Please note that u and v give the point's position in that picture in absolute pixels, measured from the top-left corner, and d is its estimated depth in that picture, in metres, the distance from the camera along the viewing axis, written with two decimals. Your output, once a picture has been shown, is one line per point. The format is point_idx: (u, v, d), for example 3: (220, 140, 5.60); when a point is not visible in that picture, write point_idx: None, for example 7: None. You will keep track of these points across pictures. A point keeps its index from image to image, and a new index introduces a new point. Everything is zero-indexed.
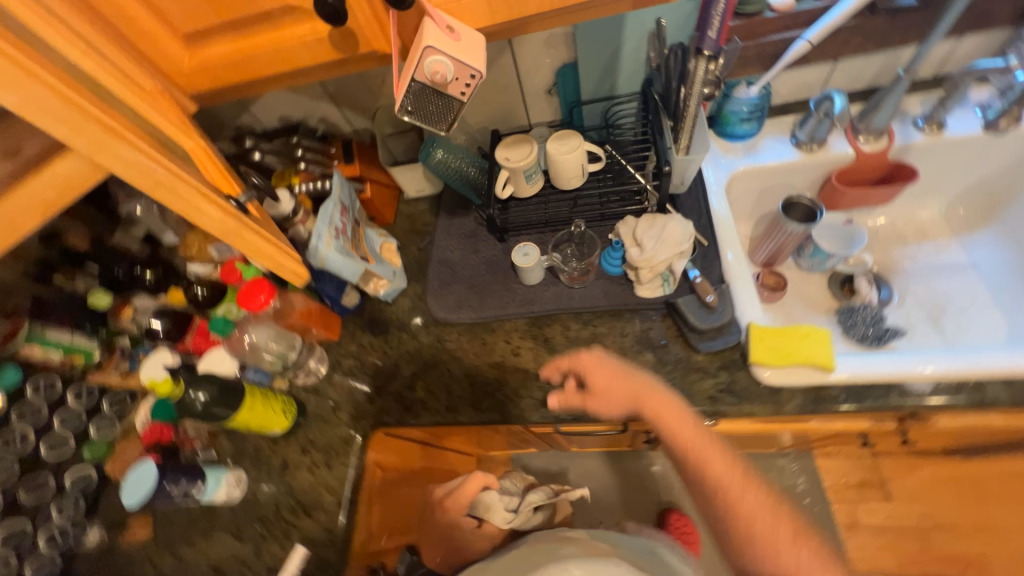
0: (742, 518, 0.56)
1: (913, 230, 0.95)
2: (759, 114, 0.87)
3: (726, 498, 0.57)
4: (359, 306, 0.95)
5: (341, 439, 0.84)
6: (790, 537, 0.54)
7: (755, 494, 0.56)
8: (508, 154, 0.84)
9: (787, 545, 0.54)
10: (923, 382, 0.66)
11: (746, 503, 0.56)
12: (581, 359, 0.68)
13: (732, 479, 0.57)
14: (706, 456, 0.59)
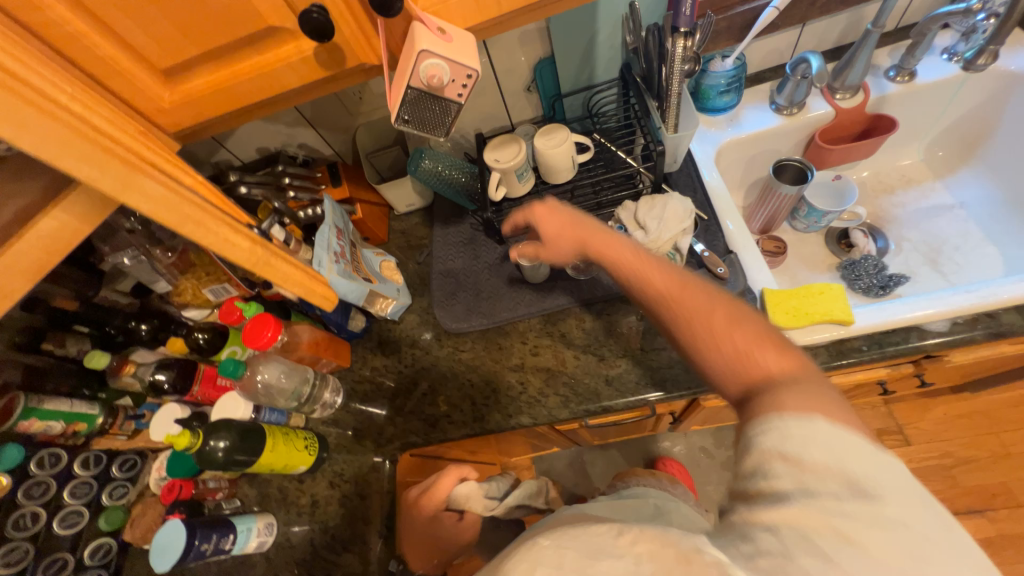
0: (714, 342, 0.44)
1: (898, 178, 0.97)
2: (736, 85, 0.89)
3: (689, 319, 0.46)
4: (366, 328, 0.93)
5: (370, 467, 0.82)
6: (751, 340, 0.43)
7: (740, 330, 0.44)
8: (496, 156, 0.83)
9: (771, 360, 0.41)
10: (940, 321, 0.66)
11: (717, 322, 0.45)
12: (536, 207, 0.64)
13: (694, 296, 0.47)
14: (671, 281, 0.49)
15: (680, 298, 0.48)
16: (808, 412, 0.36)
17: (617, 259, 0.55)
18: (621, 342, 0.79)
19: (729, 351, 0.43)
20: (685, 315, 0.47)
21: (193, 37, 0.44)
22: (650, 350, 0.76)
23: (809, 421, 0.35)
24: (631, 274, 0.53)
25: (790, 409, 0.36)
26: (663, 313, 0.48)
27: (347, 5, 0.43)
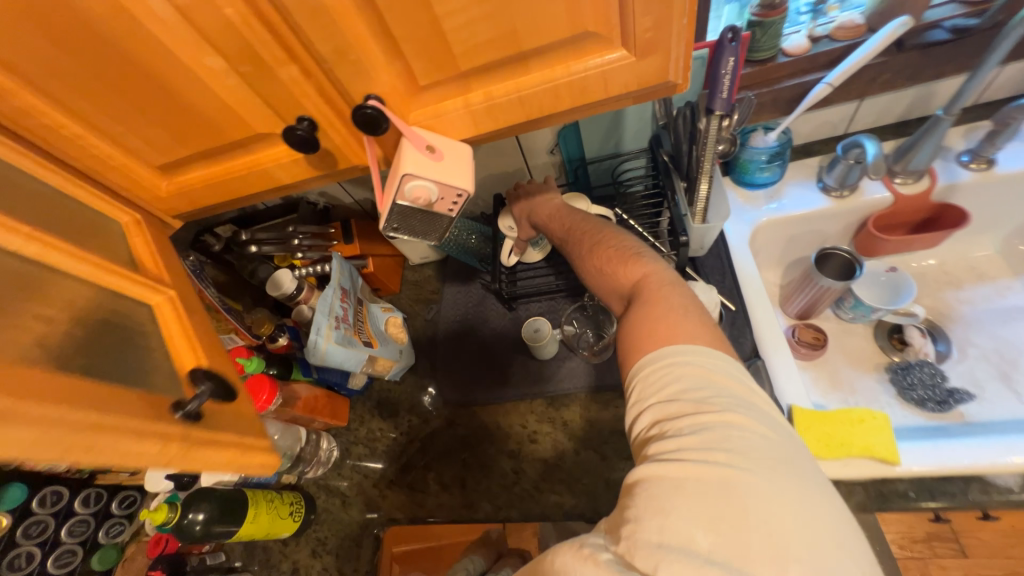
0: (600, 271, 0.64)
1: (966, 270, 0.85)
2: (780, 160, 0.80)
3: (582, 256, 0.67)
4: (366, 386, 0.91)
5: (353, 539, 0.79)
6: (610, 258, 0.63)
7: (616, 256, 0.63)
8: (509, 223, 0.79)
9: (627, 272, 0.61)
10: (1011, 475, 0.56)
11: (599, 260, 0.64)
12: (512, 207, 0.79)
13: (584, 236, 0.68)
14: (573, 227, 0.70)
15: (578, 243, 0.68)
16: (651, 345, 0.51)
17: (547, 218, 0.74)
18: (627, 441, 0.72)
19: (603, 271, 0.64)
20: (584, 253, 0.67)
21: (184, 140, 0.43)
22: None
23: (654, 358, 0.50)
24: (551, 227, 0.73)
25: (638, 342, 0.53)
26: (569, 247, 0.70)
27: (336, 116, 0.40)
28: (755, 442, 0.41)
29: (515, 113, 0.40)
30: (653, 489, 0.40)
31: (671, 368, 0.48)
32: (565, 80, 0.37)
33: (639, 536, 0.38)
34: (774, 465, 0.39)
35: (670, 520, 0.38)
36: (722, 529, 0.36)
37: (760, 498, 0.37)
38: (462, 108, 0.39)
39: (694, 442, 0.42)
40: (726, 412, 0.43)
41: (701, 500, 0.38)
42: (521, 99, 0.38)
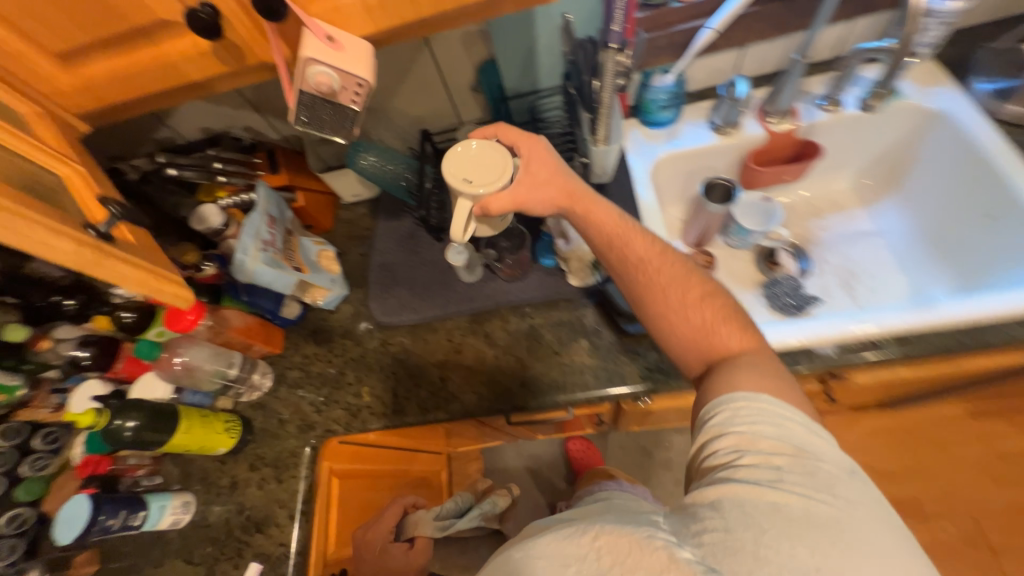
0: (687, 318, 0.62)
1: (827, 202, 1.01)
2: (676, 102, 0.92)
3: (670, 297, 0.63)
4: (301, 316, 0.95)
5: (290, 452, 0.83)
6: (718, 313, 0.61)
7: (712, 307, 0.62)
8: (469, 174, 0.63)
9: (733, 334, 0.60)
10: (828, 346, 0.71)
11: (698, 311, 0.61)
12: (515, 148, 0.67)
13: (670, 273, 0.64)
14: (659, 258, 0.65)
15: (658, 278, 0.64)
16: (753, 388, 0.53)
17: (614, 242, 0.66)
18: (541, 345, 0.81)
19: (698, 328, 0.61)
20: (665, 294, 0.63)
21: (84, 26, 0.44)
22: (565, 355, 0.79)
23: (754, 397, 0.52)
24: (631, 250, 0.65)
25: (737, 387, 0.54)
26: (651, 281, 0.64)
27: (238, 5, 0.43)
28: (840, 486, 0.47)
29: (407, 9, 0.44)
30: (748, 511, 0.46)
31: (771, 414, 0.51)
32: None
33: (730, 547, 0.44)
34: (856, 508, 0.45)
35: (765, 540, 0.44)
36: (816, 553, 0.43)
37: (852, 536, 0.44)
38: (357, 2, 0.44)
39: (795, 480, 0.47)
40: (815, 458, 0.49)
41: (796, 530, 0.44)
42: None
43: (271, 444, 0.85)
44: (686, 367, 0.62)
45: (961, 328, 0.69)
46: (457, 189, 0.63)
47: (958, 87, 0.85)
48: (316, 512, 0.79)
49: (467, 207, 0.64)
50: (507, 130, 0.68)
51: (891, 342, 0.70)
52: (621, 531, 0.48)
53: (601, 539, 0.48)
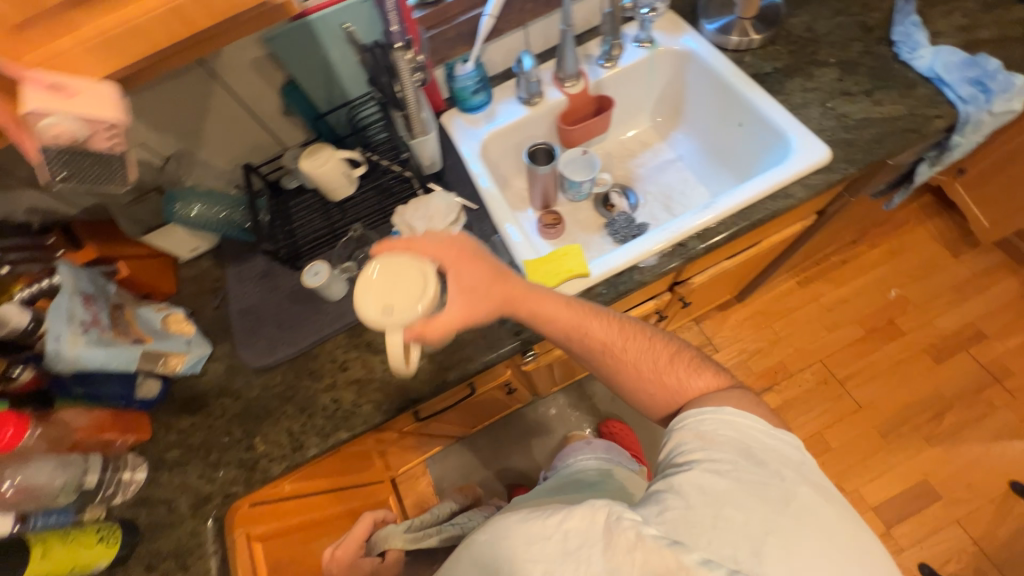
0: (658, 382, 0.72)
1: (637, 143, 1.18)
2: (483, 85, 1.01)
3: (641, 365, 0.72)
4: (164, 392, 0.86)
5: (190, 534, 0.76)
6: (688, 368, 0.72)
7: (680, 363, 0.73)
8: (391, 300, 0.60)
9: (698, 380, 0.71)
10: (650, 257, 0.83)
11: (671, 375, 0.71)
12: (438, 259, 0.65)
13: (637, 347, 0.72)
14: (621, 329, 0.73)
15: (622, 346, 0.72)
16: (712, 405, 0.67)
17: (580, 328, 0.71)
18: None
19: (660, 382, 0.72)
20: (632, 358, 0.72)
21: None
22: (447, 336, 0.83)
23: (715, 413, 0.65)
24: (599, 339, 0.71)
25: (702, 408, 0.67)
26: (622, 348, 0.72)
27: None
28: (786, 470, 0.61)
29: (139, 45, 0.44)
30: (705, 487, 0.59)
31: (729, 422, 0.64)
32: (167, 7, 0.43)
33: (687, 515, 0.57)
34: (797, 485, 0.59)
35: (722, 515, 0.56)
36: (766, 527, 0.55)
37: (795, 513, 0.57)
38: (76, 45, 0.42)
39: (750, 472, 0.60)
40: (764, 451, 0.62)
41: (745, 501, 0.57)
42: (134, 30, 0.43)
43: (165, 536, 0.76)
44: (660, 416, 0.73)
45: (736, 211, 0.84)
46: (380, 319, 0.60)
47: (694, 31, 1.04)
48: None
49: (399, 339, 0.59)
50: (421, 244, 0.65)
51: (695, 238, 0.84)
52: (587, 517, 0.59)
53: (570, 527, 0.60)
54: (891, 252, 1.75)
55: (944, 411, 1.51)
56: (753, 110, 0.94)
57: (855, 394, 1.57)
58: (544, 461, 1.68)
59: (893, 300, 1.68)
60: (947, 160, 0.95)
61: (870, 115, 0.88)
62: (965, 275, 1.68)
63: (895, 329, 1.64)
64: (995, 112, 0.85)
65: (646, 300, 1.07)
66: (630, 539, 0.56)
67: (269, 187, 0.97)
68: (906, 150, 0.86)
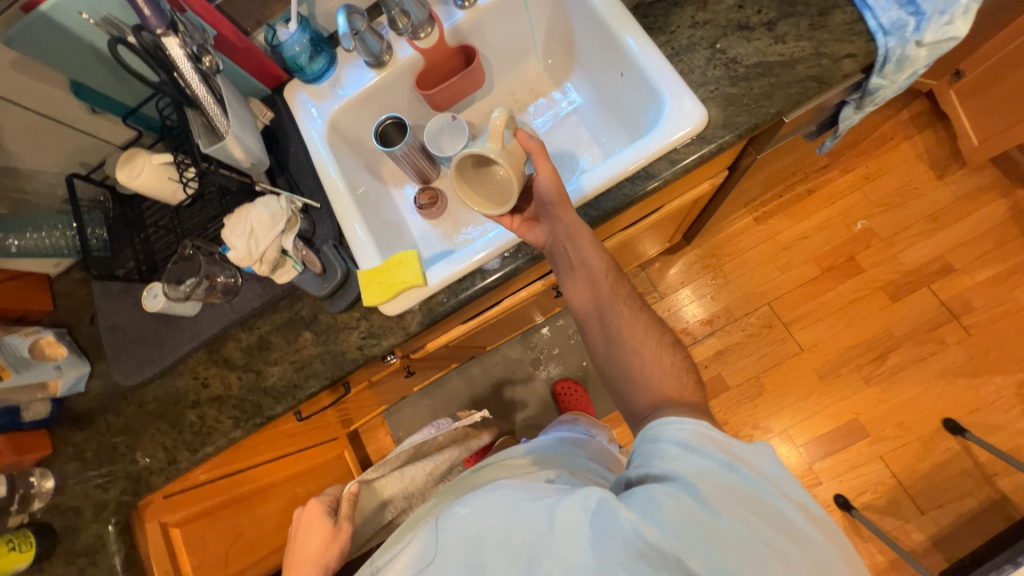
0: (652, 357, 0.66)
1: (527, 92, 1.00)
2: (318, 48, 0.86)
3: (644, 337, 0.67)
4: (56, 409, 0.91)
5: (95, 535, 0.86)
6: (669, 362, 0.65)
7: (665, 360, 0.66)
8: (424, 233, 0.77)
9: (691, 391, 0.63)
10: (493, 259, 0.76)
11: (658, 362, 0.65)
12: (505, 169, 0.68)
13: (641, 321, 0.69)
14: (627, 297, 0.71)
15: (638, 316, 0.69)
16: (689, 416, 0.57)
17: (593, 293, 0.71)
18: (273, 350, 0.83)
19: (635, 364, 0.66)
20: (642, 330, 0.68)
21: None
22: (294, 352, 0.82)
23: (693, 422, 0.56)
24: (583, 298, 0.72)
25: (680, 415, 0.57)
26: (608, 316, 0.70)
27: None
28: (771, 482, 0.52)
29: None
30: (692, 499, 0.49)
31: (708, 431, 0.55)
32: None
33: (672, 523, 0.47)
34: (786, 506, 0.50)
35: (718, 528, 0.47)
36: (765, 552, 0.47)
37: (794, 544, 0.48)
38: None
39: (745, 488, 0.51)
40: (748, 459, 0.54)
41: (738, 519, 0.48)
42: None
43: (77, 536, 0.86)
44: (634, 406, 0.65)
45: (587, 199, 0.74)
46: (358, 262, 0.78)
47: None
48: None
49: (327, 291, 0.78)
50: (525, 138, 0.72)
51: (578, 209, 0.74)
52: (578, 507, 0.52)
53: (564, 509, 0.53)
54: (866, 177, 1.56)
55: (889, 350, 1.46)
56: (630, 57, 0.76)
57: (799, 336, 1.52)
58: (492, 409, 1.77)
59: (858, 233, 1.54)
60: (873, 103, 0.76)
61: (764, 59, 0.70)
62: (946, 199, 1.49)
63: (854, 266, 1.52)
64: (927, 43, 0.66)
65: (533, 281, 1.00)
66: (622, 540, 0.48)
67: (110, 192, 0.90)
68: (805, 105, 0.70)
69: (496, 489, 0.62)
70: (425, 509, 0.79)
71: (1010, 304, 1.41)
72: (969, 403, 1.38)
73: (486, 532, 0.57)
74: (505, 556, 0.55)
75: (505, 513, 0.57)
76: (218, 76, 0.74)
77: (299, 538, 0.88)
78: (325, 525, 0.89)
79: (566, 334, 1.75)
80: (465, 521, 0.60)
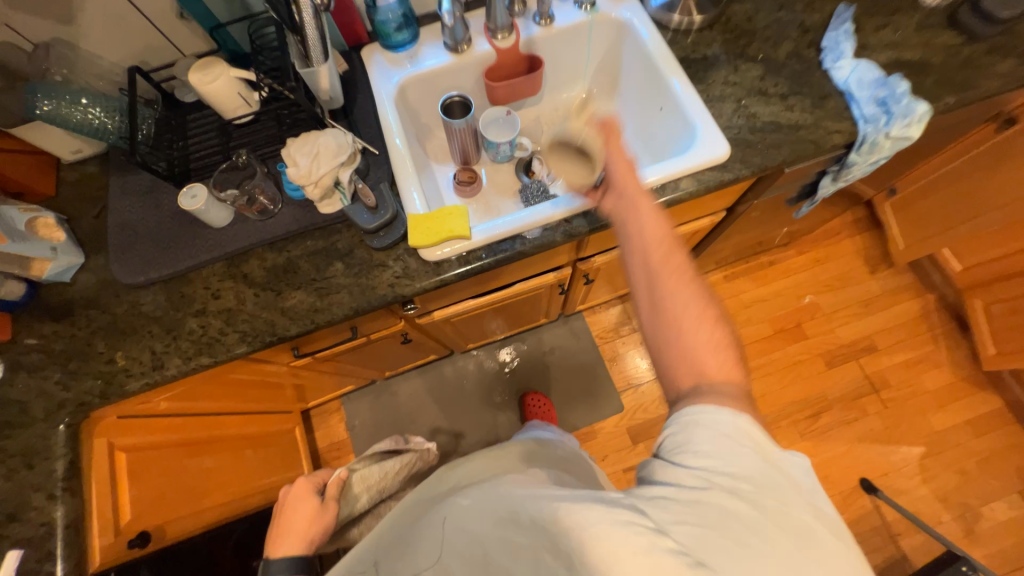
0: (697, 331, 0.60)
1: (570, 111, 1.15)
2: (407, 21, 0.95)
3: (695, 309, 0.61)
4: (30, 295, 0.84)
5: (39, 436, 0.78)
6: (716, 341, 0.59)
7: (709, 331, 0.60)
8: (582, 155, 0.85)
9: (731, 370, 0.59)
10: (534, 229, 0.84)
11: (707, 333, 0.60)
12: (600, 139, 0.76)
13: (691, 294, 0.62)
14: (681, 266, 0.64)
15: (683, 298, 0.62)
16: (718, 404, 0.55)
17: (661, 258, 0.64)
18: (300, 275, 0.84)
19: (675, 340, 0.61)
20: (693, 301, 0.61)
21: None
22: (322, 279, 0.83)
23: (721, 414, 0.53)
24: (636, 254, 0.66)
25: (708, 404, 0.55)
26: (658, 294, 0.63)
27: None
28: (800, 493, 0.49)
29: None
30: (710, 500, 0.47)
31: (729, 425, 0.52)
32: None
33: (689, 527, 0.45)
34: (813, 519, 0.46)
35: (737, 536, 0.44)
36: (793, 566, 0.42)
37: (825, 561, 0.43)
38: None
39: (768, 495, 0.47)
40: (773, 466, 0.50)
41: (753, 523, 0.45)
42: None
43: (15, 435, 0.77)
44: (672, 376, 0.61)
45: None
46: (407, 206, 0.84)
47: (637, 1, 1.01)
48: (90, 501, 0.78)
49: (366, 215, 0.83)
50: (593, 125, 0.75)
51: None
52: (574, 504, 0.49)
53: (569, 513, 0.49)
54: (816, 260, 1.83)
55: (822, 410, 1.65)
56: (672, 94, 0.93)
57: (749, 386, 1.69)
58: (456, 412, 1.75)
59: (805, 305, 1.78)
60: (846, 177, 0.97)
61: (778, 120, 0.88)
62: (875, 291, 1.78)
63: (800, 332, 1.74)
64: (892, 136, 0.85)
65: (546, 271, 1.08)
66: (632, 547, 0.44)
67: (162, 95, 0.91)
68: (803, 161, 0.88)
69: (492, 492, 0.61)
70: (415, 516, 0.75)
71: (918, 387, 1.67)
72: (881, 467, 1.58)
73: (487, 527, 0.56)
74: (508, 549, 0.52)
75: (501, 509, 0.56)
76: (323, 14, 0.79)
77: (285, 517, 0.83)
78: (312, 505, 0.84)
79: (542, 350, 1.81)
80: (465, 512, 0.61)
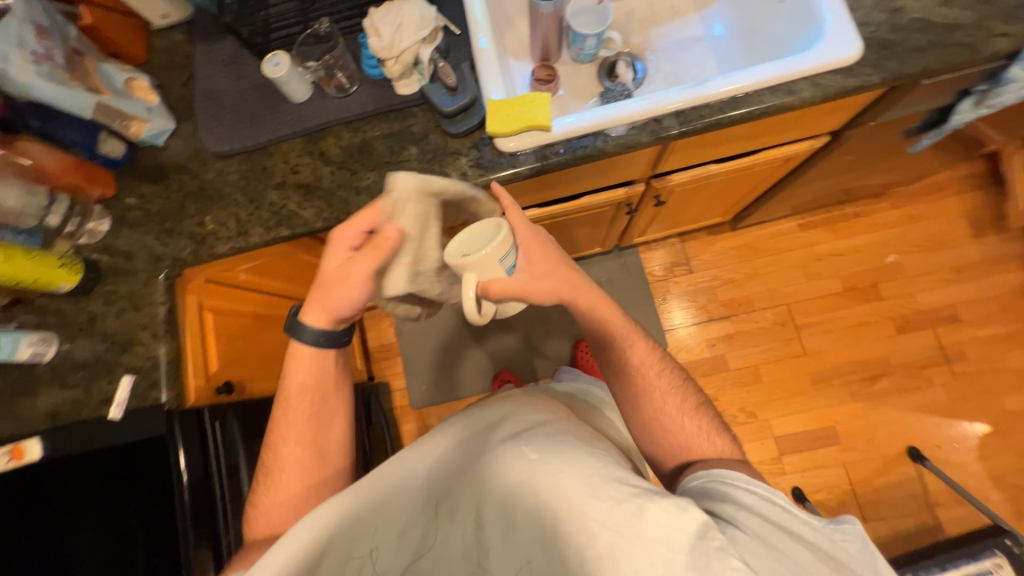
0: (680, 418, 0.72)
1: (667, 8, 1.02)
2: None
3: (667, 402, 0.73)
4: (130, 156, 0.89)
5: (143, 283, 0.86)
6: (702, 427, 0.72)
7: (692, 419, 0.72)
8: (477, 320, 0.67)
9: (723, 450, 0.70)
10: (620, 126, 0.78)
11: (693, 421, 0.72)
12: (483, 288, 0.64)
13: (667, 382, 0.74)
14: (650, 363, 0.75)
15: (661, 395, 0.73)
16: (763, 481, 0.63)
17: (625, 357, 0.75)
18: (374, 156, 0.83)
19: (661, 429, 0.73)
20: (670, 393, 0.73)
21: None
22: (396, 163, 0.82)
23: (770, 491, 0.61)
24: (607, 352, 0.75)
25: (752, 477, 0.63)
26: (644, 398, 0.73)
27: None
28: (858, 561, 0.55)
29: None
30: (785, 555, 0.54)
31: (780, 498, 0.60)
32: None
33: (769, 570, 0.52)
34: None
35: None
36: None
37: None
38: None
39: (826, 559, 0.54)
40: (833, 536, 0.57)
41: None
42: None
43: (125, 280, 0.86)
44: (660, 456, 0.73)
45: (724, 97, 0.77)
46: (486, 88, 0.80)
47: None
48: (184, 344, 0.86)
49: (442, 93, 0.80)
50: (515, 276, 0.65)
51: (707, 106, 0.77)
52: (671, 511, 0.54)
53: (661, 526, 0.54)
54: (910, 217, 1.64)
55: (881, 375, 1.56)
56: None
57: (805, 341, 1.61)
58: None
59: (887, 265, 1.63)
60: (993, 101, 0.84)
61: (928, 17, 0.75)
62: (973, 257, 1.60)
63: (874, 292, 1.61)
64: None
65: (617, 186, 1.03)
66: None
67: None
68: (949, 71, 0.75)
69: (566, 461, 0.60)
70: (405, 512, 0.63)
71: (999, 364, 1.53)
72: (935, 438, 1.51)
73: (559, 500, 0.57)
74: (585, 536, 0.55)
75: (582, 483, 0.57)
76: None
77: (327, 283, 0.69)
78: (348, 264, 0.66)
79: None
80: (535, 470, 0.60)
